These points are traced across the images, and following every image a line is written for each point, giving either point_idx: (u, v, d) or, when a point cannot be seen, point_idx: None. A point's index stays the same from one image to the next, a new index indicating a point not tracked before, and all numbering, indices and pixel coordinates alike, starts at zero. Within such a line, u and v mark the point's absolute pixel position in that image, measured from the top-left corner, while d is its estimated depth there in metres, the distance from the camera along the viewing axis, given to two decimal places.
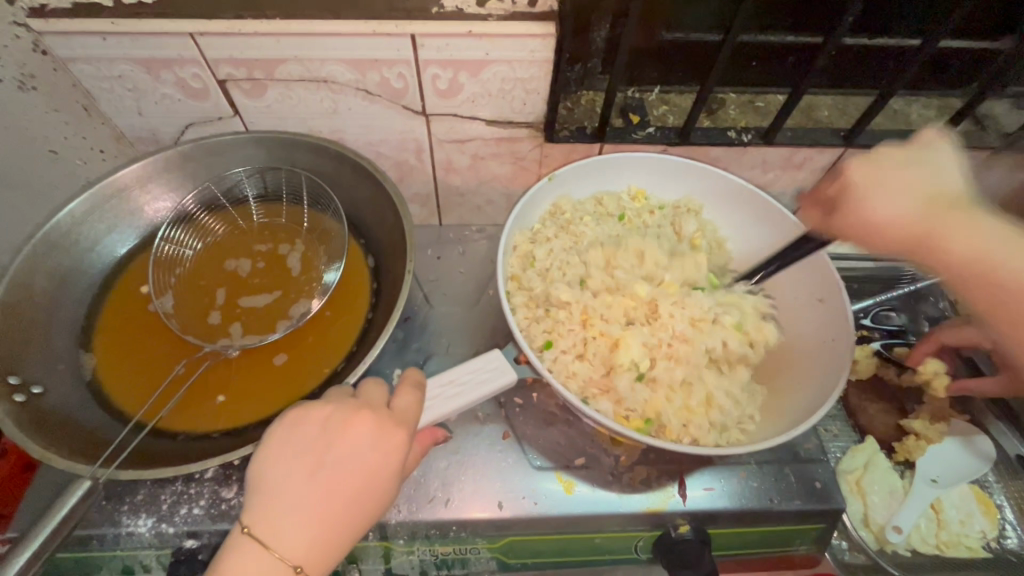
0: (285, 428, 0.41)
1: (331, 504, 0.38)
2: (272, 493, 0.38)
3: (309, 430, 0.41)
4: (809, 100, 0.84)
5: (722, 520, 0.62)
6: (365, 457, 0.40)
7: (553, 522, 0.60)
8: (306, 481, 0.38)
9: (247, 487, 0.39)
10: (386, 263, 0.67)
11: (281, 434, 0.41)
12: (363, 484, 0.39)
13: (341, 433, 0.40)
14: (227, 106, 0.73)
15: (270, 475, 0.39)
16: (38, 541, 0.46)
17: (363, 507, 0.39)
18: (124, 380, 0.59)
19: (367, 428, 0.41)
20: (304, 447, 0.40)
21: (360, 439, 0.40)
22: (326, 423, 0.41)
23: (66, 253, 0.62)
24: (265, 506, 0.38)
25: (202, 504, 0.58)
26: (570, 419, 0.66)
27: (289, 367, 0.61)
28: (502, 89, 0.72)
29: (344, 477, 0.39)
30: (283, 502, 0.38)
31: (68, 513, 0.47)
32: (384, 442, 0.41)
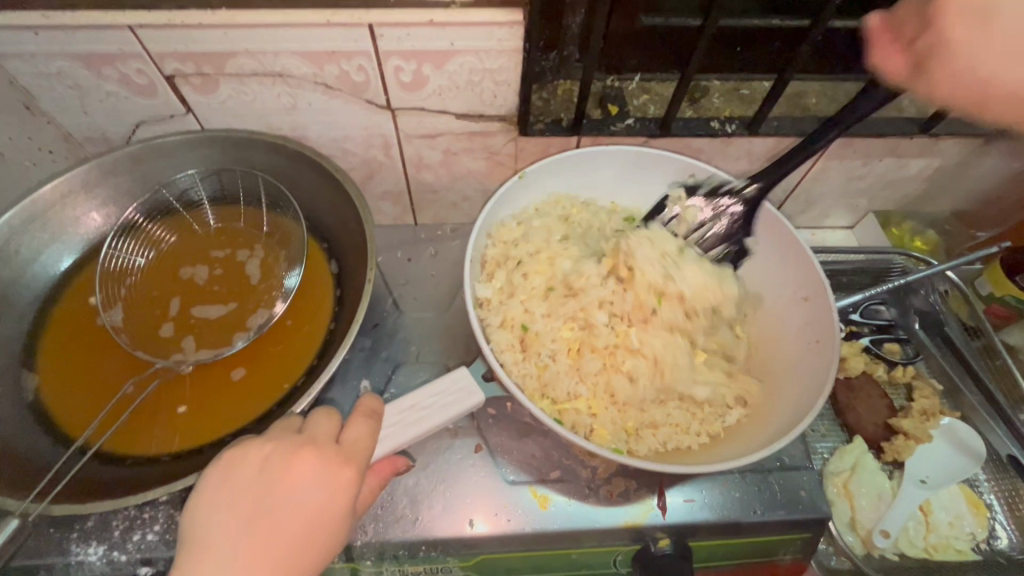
0: (220, 472, 0.38)
1: (271, 552, 0.35)
2: (203, 546, 0.35)
3: (248, 471, 0.38)
4: (796, 87, 0.80)
5: (704, 532, 0.59)
6: (310, 496, 0.37)
7: (528, 539, 0.57)
8: (245, 527, 0.35)
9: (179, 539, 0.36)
10: (349, 268, 0.63)
11: (217, 479, 0.38)
12: (307, 527, 0.36)
13: (283, 473, 0.38)
14: (179, 104, 0.69)
15: (205, 522, 0.36)
16: None
17: (308, 554, 0.36)
18: (68, 402, 0.56)
19: (312, 464, 0.38)
20: (241, 491, 0.37)
21: (304, 476, 0.38)
22: (266, 463, 0.38)
23: (2, 266, 0.58)
24: (195, 560, 0.34)
25: (156, 530, 0.55)
26: (545, 429, 0.63)
27: (245, 382, 0.58)
28: (470, 81, 0.68)
29: (286, 521, 0.36)
30: (216, 554, 0.34)
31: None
32: (331, 480, 0.38)
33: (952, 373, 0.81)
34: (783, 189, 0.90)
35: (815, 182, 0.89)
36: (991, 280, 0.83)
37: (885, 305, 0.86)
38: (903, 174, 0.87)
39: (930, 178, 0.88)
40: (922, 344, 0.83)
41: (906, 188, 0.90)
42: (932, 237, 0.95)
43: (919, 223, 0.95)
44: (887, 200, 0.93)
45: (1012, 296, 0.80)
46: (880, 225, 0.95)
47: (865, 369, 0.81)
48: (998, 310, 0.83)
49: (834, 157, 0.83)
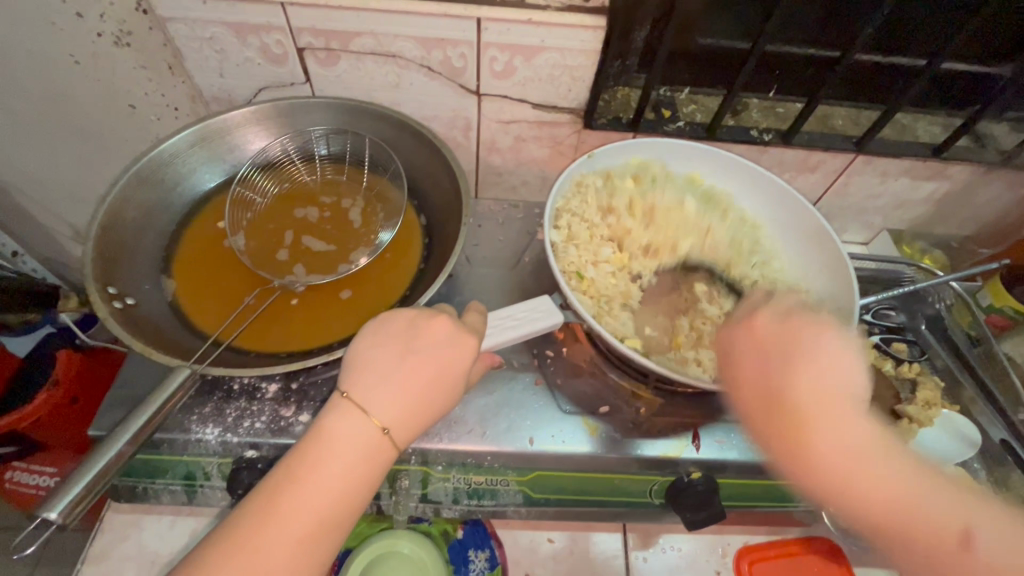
0: (376, 322, 0.47)
1: (415, 385, 0.44)
2: (364, 372, 0.44)
3: (398, 324, 0.47)
4: (825, 111, 0.92)
5: (732, 470, 0.68)
6: (445, 350, 0.46)
7: (579, 460, 0.66)
8: (394, 364, 0.45)
9: (344, 365, 0.45)
10: (439, 221, 0.74)
11: (373, 329, 0.47)
12: (441, 374, 0.45)
13: (425, 330, 0.47)
14: (301, 74, 0.81)
15: (365, 356, 0.45)
16: (136, 426, 0.52)
17: (439, 393, 0.45)
18: (200, 303, 0.66)
19: (446, 329, 0.47)
20: (395, 338, 0.46)
21: (440, 336, 0.47)
22: (413, 321, 0.47)
23: (154, 188, 0.69)
24: (359, 381, 0.44)
25: (263, 420, 0.64)
26: (596, 372, 0.72)
27: (350, 303, 0.68)
28: (551, 74, 0.80)
29: (425, 364, 0.45)
30: (376, 378, 0.44)
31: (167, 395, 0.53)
32: (459, 343, 0.47)
33: (954, 369, 0.91)
34: (808, 199, 1.01)
35: (837, 195, 1.00)
36: (991, 293, 0.94)
37: (894, 310, 0.97)
38: (914, 194, 0.99)
39: (938, 201, 1.00)
40: (928, 343, 0.93)
41: (916, 208, 1.02)
42: (941, 256, 1.06)
43: (927, 243, 1.06)
44: (898, 218, 1.04)
45: (1010, 307, 0.92)
46: (891, 240, 1.06)
47: (874, 361, 0.89)
48: (995, 319, 0.95)
49: (855, 173, 0.95)
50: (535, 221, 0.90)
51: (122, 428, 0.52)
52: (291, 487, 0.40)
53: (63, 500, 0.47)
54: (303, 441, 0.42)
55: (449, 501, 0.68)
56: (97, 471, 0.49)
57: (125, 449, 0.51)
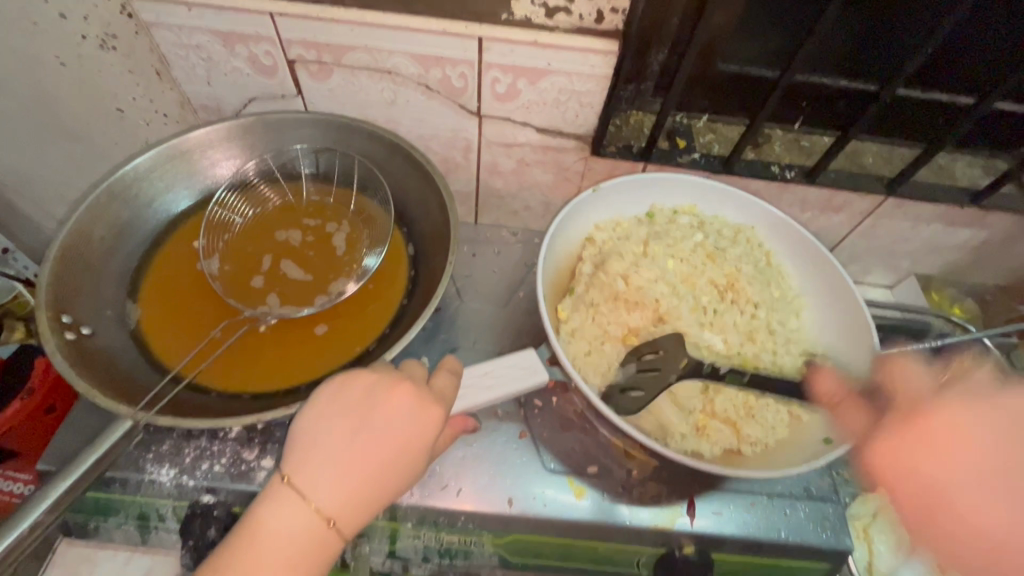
0: (329, 389, 0.42)
1: (367, 467, 0.39)
2: (311, 450, 0.39)
3: (352, 392, 0.42)
4: (854, 146, 0.85)
5: (728, 546, 0.62)
6: (403, 425, 0.41)
7: (561, 526, 0.60)
8: (345, 442, 0.40)
9: (290, 439, 0.41)
10: (425, 253, 0.69)
11: (326, 394, 0.42)
12: (399, 453, 0.40)
13: (383, 400, 0.42)
14: (292, 86, 0.76)
15: (313, 431, 0.40)
16: (50, 500, 0.47)
17: (396, 474, 0.40)
18: (165, 332, 0.61)
19: (408, 398, 0.42)
20: (348, 409, 0.41)
21: (400, 408, 0.42)
22: (370, 388, 0.42)
23: (125, 206, 0.65)
24: (304, 461, 0.39)
25: (223, 463, 0.59)
26: (586, 426, 0.67)
27: (324, 339, 0.63)
28: (557, 99, 0.74)
29: (380, 443, 0.40)
30: (323, 457, 0.39)
31: (106, 450, 0.49)
32: (422, 415, 0.42)
33: None
34: (830, 240, 0.94)
35: (862, 237, 0.93)
36: None
37: (918, 365, 0.89)
38: (948, 241, 0.91)
39: (974, 249, 0.92)
40: None
41: (948, 255, 0.94)
42: (971, 305, 0.97)
43: (959, 291, 0.98)
44: (928, 264, 0.97)
45: None
46: (919, 287, 0.99)
47: None
48: None
49: (884, 215, 0.88)
50: (534, 251, 0.85)
51: (37, 500, 0.47)
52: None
53: None
54: (232, 531, 0.37)
55: (419, 559, 0.63)
56: (7, 545, 0.45)
57: (43, 518, 0.47)
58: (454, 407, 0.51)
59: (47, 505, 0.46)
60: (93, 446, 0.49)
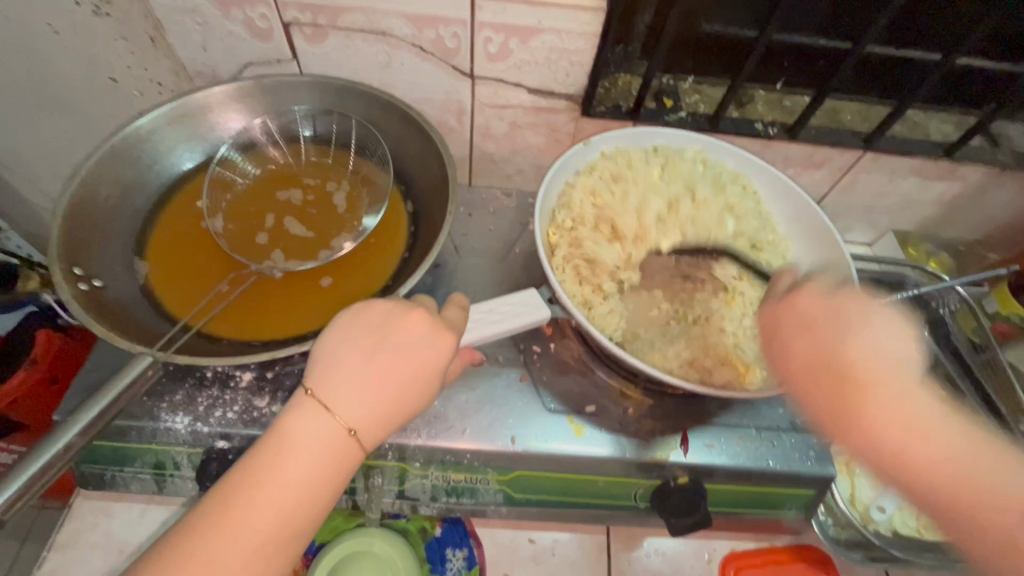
0: (348, 315, 0.45)
1: (386, 384, 0.42)
2: (334, 368, 0.42)
3: (371, 318, 0.45)
4: (833, 104, 0.89)
5: (720, 475, 0.65)
6: (419, 348, 0.44)
7: (562, 460, 0.64)
8: (365, 362, 0.43)
9: (312, 360, 0.43)
10: (425, 208, 0.71)
11: (344, 320, 0.45)
12: (415, 372, 0.43)
13: (400, 325, 0.44)
14: (288, 50, 0.77)
15: (334, 351, 0.43)
16: (93, 414, 0.48)
17: (413, 392, 0.43)
18: (174, 287, 0.63)
19: (422, 323, 0.45)
20: (367, 332, 0.44)
21: (416, 332, 0.44)
22: (387, 315, 0.45)
23: (129, 166, 0.66)
24: (327, 378, 0.42)
25: (236, 410, 0.62)
26: (583, 370, 0.70)
27: (330, 290, 0.65)
28: (549, 58, 0.76)
29: (399, 362, 0.43)
30: (346, 375, 0.42)
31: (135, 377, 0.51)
32: (436, 339, 0.45)
33: (952, 375, 0.88)
34: (812, 197, 0.98)
35: (842, 193, 0.97)
36: (998, 300, 0.91)
37: None
38: (922, 195, 0.96)
39: (947, 203, 0.97)
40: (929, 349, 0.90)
41: (923, 210, 0.99)
42: (946, 258, 1.02)
43: (934, 245, 1.03)
44: (904, 220, 1.01)
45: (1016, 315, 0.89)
46: (896, 242, 1.03)
47: None
48: (1002, 328, 0.91)
49: (862, 170, 0.91)
50: (528, 211, 0.87)
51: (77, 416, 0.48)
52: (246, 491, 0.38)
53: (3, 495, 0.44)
54: (261, 440, 0.40)
55: (427, 498, 0.66)
56: (39, 466, 0.45)
57: (73, 442, 0.47)
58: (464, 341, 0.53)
59: (79, 428, 0.47)
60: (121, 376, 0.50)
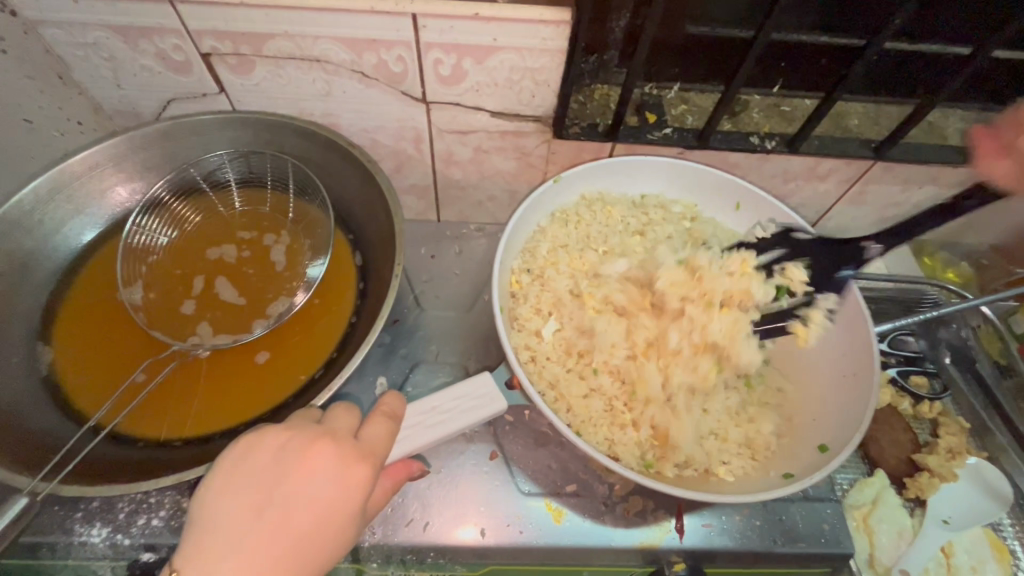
0: (235, 457, 0.39)
1: (277, 546, 0.37)
2: (210, 533, 0.36)
3: (262, 457, 0.40)
4: (839, 106, 0.78)
5: (720, 558, 0.58)
6: (322, 489, 0.39)
7: (539, 552, 0.56)
8: (251, 521, 0.37)
9: (187, 523, 0.37)
10: (374, 261, 0.62)
11: (231, 463, 0.39)
12: (315, 523, 0.38)
13: (297, 464, 0.39)
14: (212, 83, 0.68)
15: (212, 510, 0.37)
16: None
17: (318, 547, 0.38)
18: (84, 378, 0.55)
19: (325, 458, 0.40)
20: (257, 480, 0.39)
21: (317, 470, 0.39)
22: (280, 452, 0.40)
23: (25, 236, 0.57)
24: (202, 550, 0.36)
25: (162, 516, 0.54)
26: (563, 441, 0.61)
27: (266, 369, 0.57)
28: (510, 78, 0.66)
29: (295, 514, 0.38)
30: (224, 543, 0.36)
31: None
32: (342, 476, 0.40)
33: (980, 412, 0.80)
34: (816, 210, 0.88)
35: (850, 205, 0.87)
36: None
37: (912, 336, 0.84)
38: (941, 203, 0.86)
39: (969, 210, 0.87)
40: (951, 378, 0.82)
41: None
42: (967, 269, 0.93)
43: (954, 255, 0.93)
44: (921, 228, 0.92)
45: None
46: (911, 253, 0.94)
47: (891, 401, 0.78)
48: None
49: (872, 180, 0.82)
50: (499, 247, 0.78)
51: None
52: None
53: None
54: None
55: None
56: None
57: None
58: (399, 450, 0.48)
59: None
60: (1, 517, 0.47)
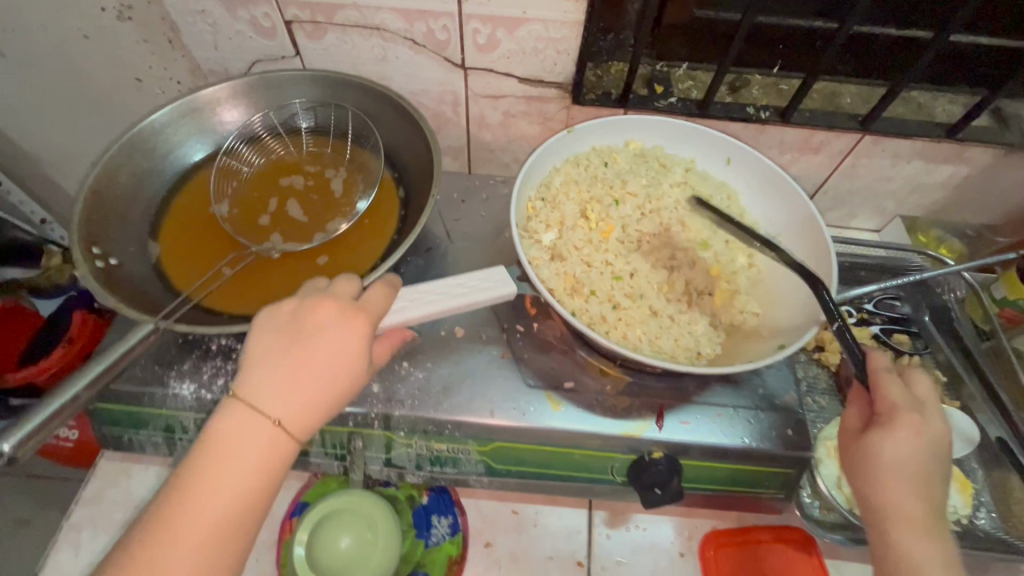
0: (265, 316, 0.52)
1: (303, 375, 0.49)
2: (254, 368, 0.50)
3: (284, 314, 0.53)
4: (831, 88, 0.88)
5: (695, 452, 0.67)
6: (332, 335, 0.51)
7: (538, 433, 0.66)
8: (281, 358, 0.50)
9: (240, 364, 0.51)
10: (414, 193, 0.75)
11: (262, 321, 0.52)
12: (331, 357, 0.50)
13: (311, 319, 0.52)
14: (291, 47, 0.82)
15: (255, 353, 0.51)
16: (106, 364, 0.54)
17: (336, 375, 0.50)
18: (182, 267, 0.69)
19: (331, 311, 0.52)
20: (281, 330, 0.51)
21: (326, 321, 0.52)
22: (297, 309, 0.53)
23: (144, 157, 0.72)
24: (251, 379, 0.49)
25: (237, 379, 0.67)
26: (565, 348, 0.72)
27: (322, 270, 0.70)
28: (536, 47, 0.79)
29: (313, 352, 0.50)
30: (262, 373, 0.49)
31: (134, 344, 0.55)
32: (346, 323, 0.52)
33: (957, 365, 0.87)
34: (812, 182, 0.97)
35: (843, 178, 0.96)
36: (1006, 286, 0.88)
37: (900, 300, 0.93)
38: (930, 178, 0.94)
39: (956, 187, 0.94)
40: (932, 336, 0.89)
41: (932, 194, 0.96)
42: (958, 245, 0.99)
43: (945, 231, 1.00)
44: (914, 204, 0.99)
45: None
46: (905, 228, 1.01)
47: None
48: (1009, 314, 0.88)
49: (862, 154, 0.90)
50: None
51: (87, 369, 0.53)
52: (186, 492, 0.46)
53: (24, 430, 0.48)
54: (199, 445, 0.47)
55: (413, 467, 0.70)
56: (56, 407, 0.50)
57: (82, 394, 0.52)
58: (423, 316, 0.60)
59: (91, 378, 0.52)
60: (123, 341, 0.55)
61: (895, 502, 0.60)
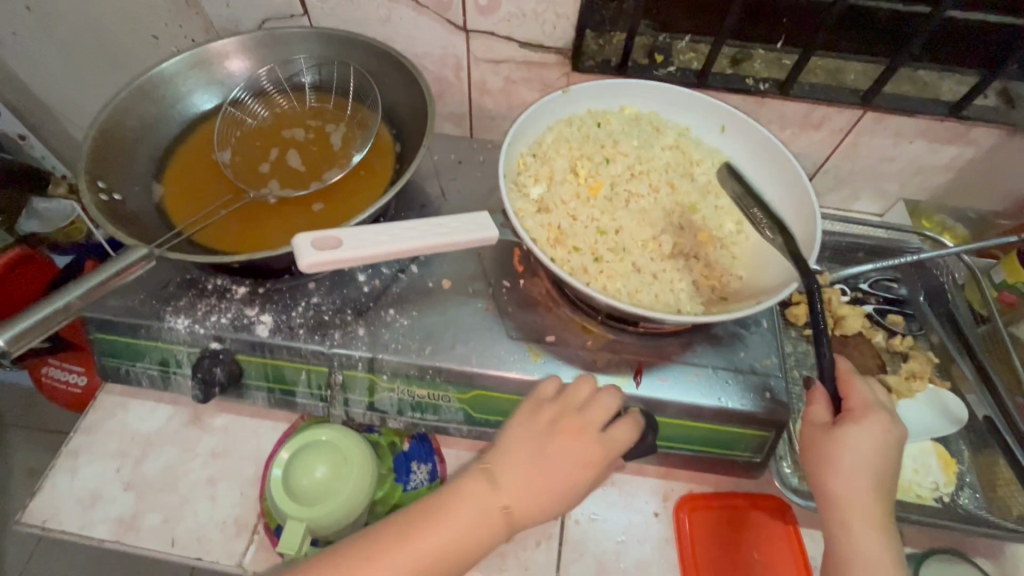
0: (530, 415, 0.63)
1: (542, 469, 0.60)
2: (507, 470, 0.60)
3: (596, 408, 0.63)
4: (836, 65, 0.87)
5: (672, 410, 0.67)
6: (563, 444, 0.61)
7: (517, 383, 0.67)
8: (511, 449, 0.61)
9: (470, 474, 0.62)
10: (409, 147, 0.76)
11: (522, 418, 0.63)
12: (585, 465, 0.61)
13: (532, 433, 0.62)
14: (298, 5, 0.85)
15: (495, 457, 0.61)
16: (92, 283, 0.60)
17: (585, 481, 0.61)
18: (183, 208, 0.72)
19: (590, 431, 0.62)
20: (581, 431, 0.61)
21: (545, 436, 0.61)
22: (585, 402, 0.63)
23: (153, 104, 0.75)
24: (488, 484, 0.60)
25: (229, 316, 0.70)
26: (550, 305, 0.73)
27: (315, 217, 0.72)
28: (535, 11, 0.80)
29: (545, 448, 0.61)
30: (543, 459, 0.60)
31: (121, 268, 0.61)
32: (619, 429, 0.63)
33: (950, 348, 0.86)
34: (812, 161, 0.96)
35: (845, 158, 0.95)
36: (1006, 269, 0.87)
37: (898, 283, 0.91)
38: (933, 160, 0.92)
39: (961, 169, 0.93)
40: (926, 318, 0.88)
41: (936, 177, 0.95)
42: (961, 230, 0.98)
43: (949, 216, 0.99)
44: (917, 188, 0.98)
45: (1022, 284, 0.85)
46: (908, 212, 0.99)
47: (862, 329, 0.85)
48: (1008, 298, 0.88)
49: (864, 132, 0.89)
50: None
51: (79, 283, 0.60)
52: (480, 531, 0.57)
53: (14, 327, 0.56)
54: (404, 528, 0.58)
55: (395, 412, 0.71)
56: (45, 313, 0.58)
57: (72, 303, 0.60)
58: (377, 256, 0.62)
59: (80, 292, 0.60)
60: (111, 265, 0.61)
61: (841, 488, 0.59)
